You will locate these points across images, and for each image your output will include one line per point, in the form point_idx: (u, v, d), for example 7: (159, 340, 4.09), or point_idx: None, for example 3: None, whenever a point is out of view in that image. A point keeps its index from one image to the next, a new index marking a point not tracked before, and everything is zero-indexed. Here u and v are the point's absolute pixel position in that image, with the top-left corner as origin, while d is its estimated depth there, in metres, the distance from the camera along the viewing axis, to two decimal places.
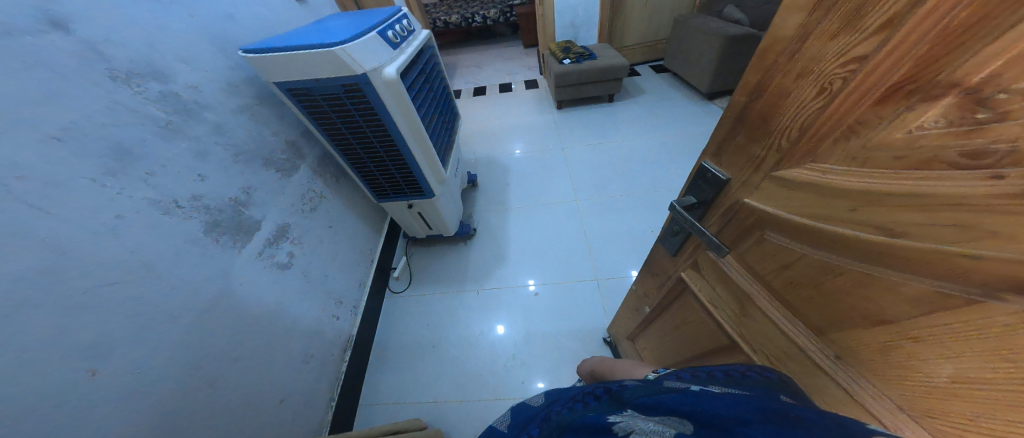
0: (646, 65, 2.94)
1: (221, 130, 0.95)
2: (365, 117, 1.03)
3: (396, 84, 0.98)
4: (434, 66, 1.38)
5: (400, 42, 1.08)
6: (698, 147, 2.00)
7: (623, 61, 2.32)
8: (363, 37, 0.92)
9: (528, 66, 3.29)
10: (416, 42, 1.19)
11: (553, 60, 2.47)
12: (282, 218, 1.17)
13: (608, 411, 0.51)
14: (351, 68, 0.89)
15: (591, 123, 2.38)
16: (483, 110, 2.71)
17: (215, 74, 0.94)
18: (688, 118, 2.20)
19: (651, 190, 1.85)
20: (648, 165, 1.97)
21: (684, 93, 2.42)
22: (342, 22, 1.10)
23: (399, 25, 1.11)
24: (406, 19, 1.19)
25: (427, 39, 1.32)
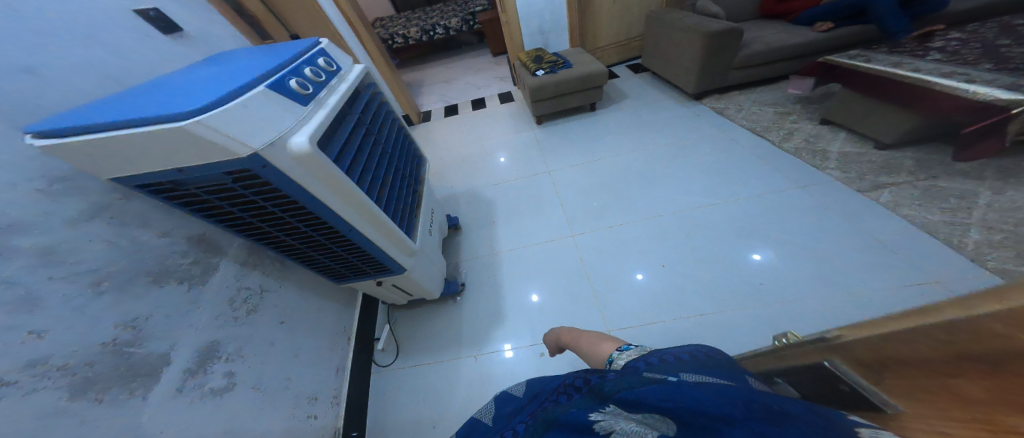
0: (623, 66, 2.73)
1: (54, 250, 0.62)
2: (282, 208, 0.74)
3: (313, 159, 0.69)
4: (382, 110, 1.10)
5: (313, 94, 0.77)
6: (701, 152, 1.76)
7: (601, 66, 2.09)
8: (243, 96, 0.60)
9: (499, 77, 3.04)
10: (342, 87, 0.89)
11: (524, 72, 2.22)
12: (209, 334, 0.86)
13: (587, 407, 0.48)
14: (224, 148, 0.56)
15: (575, 136, 2.15)
16: (455, 134, 2.45)
17: (24, 170, 0.62)
18: (681, 121, 1.98)
19: (657, 205, 1.60)
20: (648, 179, 1.72)
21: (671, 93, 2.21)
22: (223, 69, 0.77)
23: (311, 69, 0.81)
24: (323, 59, 0.88)
25: (365, 76, 1.03)
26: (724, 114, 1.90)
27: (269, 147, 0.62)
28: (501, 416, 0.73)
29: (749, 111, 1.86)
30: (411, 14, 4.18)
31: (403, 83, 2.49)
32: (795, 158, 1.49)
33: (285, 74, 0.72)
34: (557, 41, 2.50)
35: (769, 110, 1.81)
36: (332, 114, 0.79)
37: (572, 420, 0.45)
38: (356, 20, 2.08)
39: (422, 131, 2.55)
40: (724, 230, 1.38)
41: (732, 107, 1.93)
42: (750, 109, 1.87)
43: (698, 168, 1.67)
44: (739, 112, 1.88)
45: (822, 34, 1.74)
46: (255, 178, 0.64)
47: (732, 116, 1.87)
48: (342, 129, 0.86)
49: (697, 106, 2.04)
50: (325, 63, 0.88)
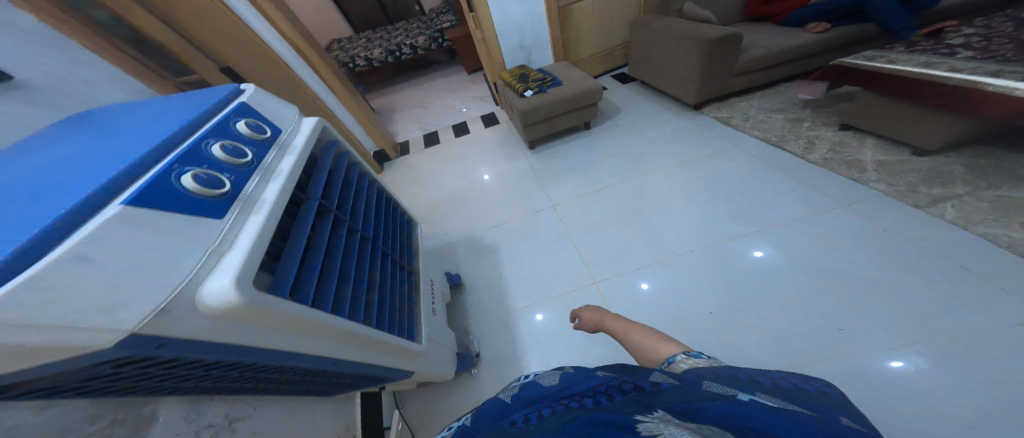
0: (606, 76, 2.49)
1: None
2: (227, 369, 0.47)
3: (254, 304, 0.42)
4: (354, 176, 0.82)
5: (235, 188, 0.50)
6: (722, 167, 1.57)
7: (593, 82, 1.80)
8: (85, 237, 0.33)
9: (479, 97, 2.80)
10: (288, 160, 0.61)
11: (508, 93, 1.92)
12: None
13: (629, 409, 0.40)
14: (51, 349, 0.29)
15: (573, 162, 1.92)
16: (438, 169, 2.16)
17: None
18: (686, 135, 1.80)
19: (687, 234, 1.39)
20: (667, 205, 1.53)
21: (669, 104, 2.01)
22: (72, 150, 0.46)
23: (225, 145, 0.52)
24: (245, 119, 0.59)
25: (321, 132, 0.75)
26: (733, 126, 1.72)
27: (161, 313, 0.35)
28: (519, 394, 0.51)
29: (762, 121, 1.67)
30: (372, 33, 3.87)
31: (373, 114, 2.20)
32: (829, 170, 1.34)
33: (177, 170, 0.44)
34: (541, 56, 2.14)
35: (780, 117, 1.65)
36: (273, 214, 0.52)
37: (609, 419, 0.37)
38: (309, 49, 1.77)
39: (396, 172, 2.24)
40: (778, 265, 1.18)
41: (737, 118, 1.75)
42: (760, 118, 1.69)
43: (720, 189, 1.49)
44: (750, 123, 1.70)
45: (818, 37, 1.53)
46: (156, 361, 0.37)
47: (741, 128, 1.69)
48: (298, 228, 0.59)
49: (700, 117, 1.85)
50: (250, 126, 0.59)
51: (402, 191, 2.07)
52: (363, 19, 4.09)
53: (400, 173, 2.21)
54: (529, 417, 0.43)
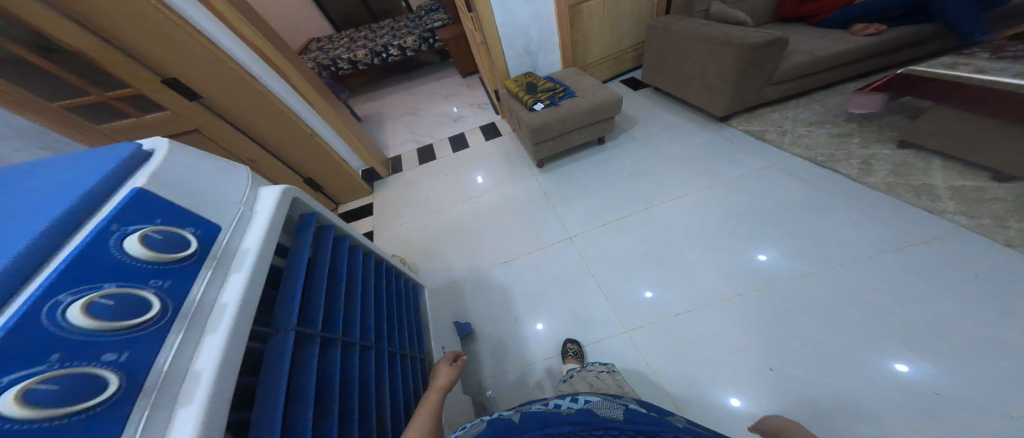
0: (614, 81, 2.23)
1: None
2: None
3: None
4: (342, 258, 0.64)
5: (139, 371, 0.30)
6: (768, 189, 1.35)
7: (613, 92, 1.55)
8: None
9: (475, 104, 2.53)
10: (240, 278, 0.41)
11: (513, 104, 1.69)
12: None
13: None
14: None
15: (586, 183, 1.67)
16: (429, 192, 1.92)
17: None
18: (717, 151, 1.55)
19: (735, 275, 1.19)
20: (704, 238, 1.32)
21: (691, 113, 1.77)
22: None
23: (107, 292, 0.30)
24: (157, 221, 0.36)
25: (290, 208, 0.53)
26: (771, 141, 1.47)
27: None
28: None
29: (806, 134, 1.43)
30: (354, 32, 3.55)
31: (358, 127, 1.95)
32: (896, 198, 1.15)
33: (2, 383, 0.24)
34: (548, 61, 1.86)
35: (825, 132, 1.41)
36: (216, 391, 0.33)
37: None
38: (277, 54, 1.48)
39: (386, 197, 1.99)
40: (856, 320, 0.98)
41: (775, 130, 1.50)
42: (803, 131, 1.44)
43: (767, 218, 1.28)
44: (792, 137, 1.44)
45: (874, 40, 1.32)
46: None
47: (782, 144, 1.44)
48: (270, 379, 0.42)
49: (729, 130, 1.59)
50: (162, 233, 0.36)
51: (392, 220, 1.85)
52: (343, 16, 3.76)
53: (390, 196, 1.99)
54: None
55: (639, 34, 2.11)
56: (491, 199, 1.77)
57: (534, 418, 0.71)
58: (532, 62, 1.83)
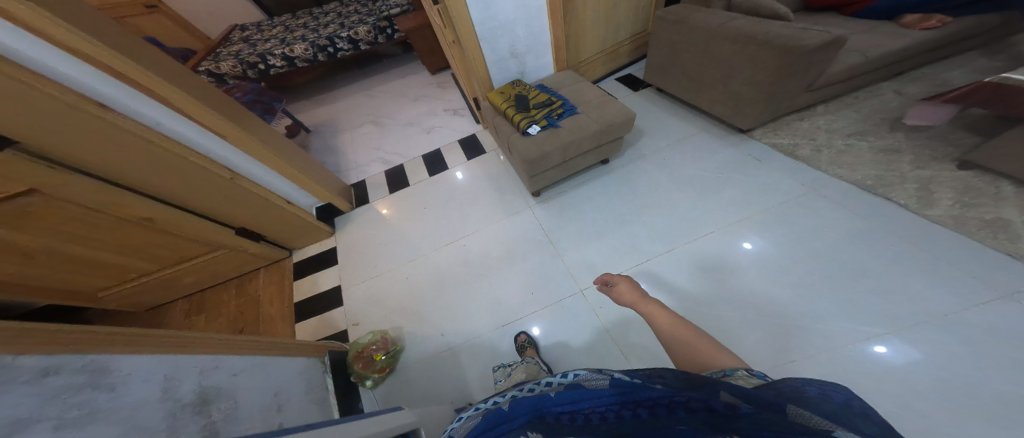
0: (609, 79, 1.91)
1: None
2: None
3: None
4: None
5: None
6: (815, 216, 1.10)
7: (623, 107, 1.27)
8: None
9: (447, 110, 2.15)
10: None
11: (501, 125, 1.37)
12: None
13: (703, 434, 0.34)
14: None
15: (589, 216, 1.41)
16: (402, 235, 1.65)
17: None
18: (740, 170, 1.30)
19: (784, 335, 0.90)
20: (749, 286, 1.02)
21: (706, 122, 1.51)
22: None
23: None
24: None
25: None
26: (803, 159, 1.22)
27: None
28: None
29: (845, 151, 1.18)
30: (293, 19, 2.95)
31: (300, 156, 1.61)
32: (970, 238, 0.92)
33: None
34: (537, 64, 1.52)
35: (867, 147, 1.16)
36: None
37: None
38: (148, 75, 1.07)
39: (355, 241, 1.72)
40: (958, 415, 0.71)
41: (807, 145, 1.25)
42: (842, 147, 1.19)
43: (820, 259, 1.01)
44: (830, 155, 1.19)
45: (930, 36, 1.09)
46: None
47: (817, 165, 1.19)
48: None
49: (752, 145, 1.34)
50: None
51: (366, 271, 1.61)
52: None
53: (358, 238, 1.72)
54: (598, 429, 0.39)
55: (638, 23, 1.80)
56: (482, 235, 1.51)
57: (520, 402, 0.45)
58: (517, 66, 1.49)
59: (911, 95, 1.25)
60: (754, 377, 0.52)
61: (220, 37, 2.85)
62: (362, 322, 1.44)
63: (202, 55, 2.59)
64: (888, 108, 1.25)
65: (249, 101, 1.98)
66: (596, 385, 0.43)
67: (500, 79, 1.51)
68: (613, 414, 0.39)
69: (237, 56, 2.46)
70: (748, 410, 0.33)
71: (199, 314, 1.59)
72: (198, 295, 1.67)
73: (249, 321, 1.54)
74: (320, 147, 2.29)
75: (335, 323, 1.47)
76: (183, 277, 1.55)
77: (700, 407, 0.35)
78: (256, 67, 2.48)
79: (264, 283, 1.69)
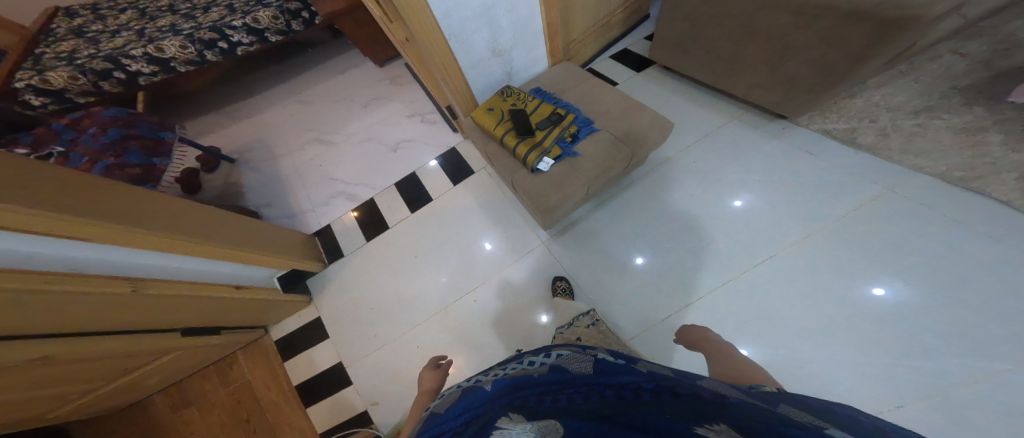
0: (603, 58, 1.56)
1: None
2: None
3: None
4: None
5: None
6: (896, 223, 0.93)
7: (655, 114, 0.99)
8: None
9: (408, 116, 1.72)
10: None
11: (497, 156, 1.05)
12: None
13: (690, 418, 0.41)
14: None
15: (621, 244, 1.17)
16: (399, 291, 1.38)
17: None
18: (791, 169, 1.10)
19: (892, 379, 0.78)
20: (829, 320, 0.88)
21: (736, 108, 1.26)
22: None
23: None
24: None
25: None
26: (869, 148, 1.03)
27: None
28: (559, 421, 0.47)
29: (914, 134, 1.00)
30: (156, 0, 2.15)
31: (235, 221, 1.22)
32: None
33: None
34: (526, 60, 1.17)
35: (942, 128, 0.98)
36: None
37: (667, 425, 0.40)
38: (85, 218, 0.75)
39: (342, 307, 1.43)
40: None
41: (870, 130, 1.05)
42: (912, 128, 1.00)
43: (912, 279, 0.86)
44: (899, 140, 1.01)
45: None
46: None
47: (890, 156, 1.00)
48: None
49: (798, 134, 1.14)
50: None
51: (364, 344, 1.35)
52: None
53: (344, 302, 1.43)
54: (559, 398, 0.55)
55: None
56: (488, 246, 1.33)
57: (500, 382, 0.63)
58: (502, 66, 1.15)
59: (969, 55, 1.05)
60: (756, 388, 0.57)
61: (39, 29, 1.98)
62: (382, 400, 1.24)
63: (12, 59, 1.78)
64: (954, 73, 1.04)
65: (117, 141, 1.29)
66: (586, 369, 0.63)
67: (483, 86, 1.18)
68: (598, 393, 0.55)
69: (76, 61, 1.74)
70: (735, 399, 0.46)
71: (187, 409, 1.31)
72: (172, 388, 1.36)
73: (252, 412, 1.29)
74: (259, 185, 1.82)
75: (348, 407, 1.26)
76: (142, 380, 1.19)
77: (682, 393, 0.50)
78: (114, 77, 1.78)
79: (249, 364, 1.40)
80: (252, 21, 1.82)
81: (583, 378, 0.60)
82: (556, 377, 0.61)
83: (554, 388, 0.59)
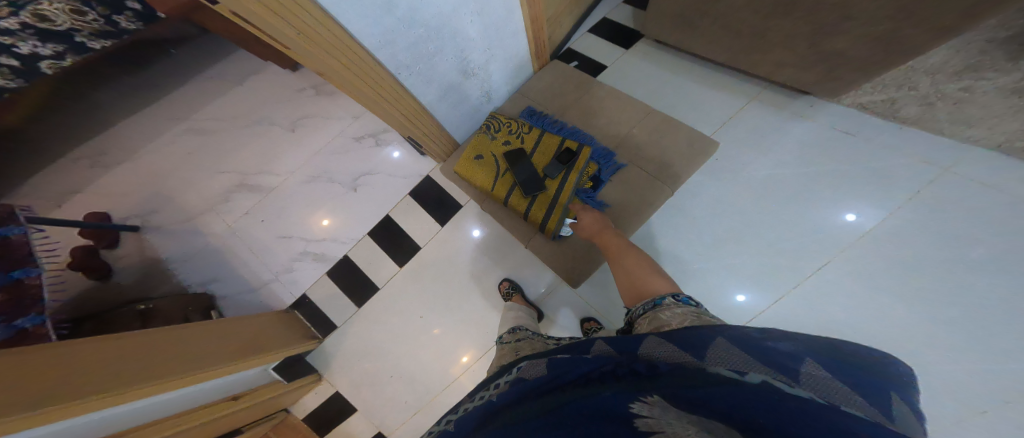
0: (581, 35, 1.29)
1: None
2: None
3: None
4: None
5: None
6: (956, 209, 0.86)
7: (691, 131, 0.84)
8: None
9: (356, 140, 1.37)
10: None
11: (503, 215, 0.86)
12: None
13: (624, 394, 0.40)
14: None
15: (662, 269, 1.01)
16: (422, 346, 1.18)
17: None
18: (830, 154, 0.99)
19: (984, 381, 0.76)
20: (905, 325, 0.83)
21: (754, 85, 1.10)
22: None
23: None
24: None
25: None
26: (917, 123, 0.93)
27: None
28: None
29: (962, 103, 0.83)
30: None
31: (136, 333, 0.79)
32: None
33: None
34: (505, 71, 0.90)
35: (989, 89, 0.77)
36: None
37: (603, 409, 0.38)
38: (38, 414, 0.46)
39: (360, 380, 1.18)
40: None
41: (912, 99, 0.89)
42: (959, 95, 0.82)
43: (978, 271, 0.82)
44: (946, 109, 0.86)
45: None
46: None
47: (939, 128, 0.91)
48: None
49: (828, 111, 1.03)
50: None
51: (398, 412, 1.14)
52: None
53: (358, 374, 1.19)
54: (506, 417, 0.46)
55: None
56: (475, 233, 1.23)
57: (465, 422, 0.52)
58: (479, 87, 0.91)
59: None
60: (681, 302, 0.61)
61: None
62: None
63: None
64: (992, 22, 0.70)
65: None
66: (541, 371, 0.53)
67: (459, 114, 0.94)
68: (547, 397, 0.46)
69: None
70: (664, 366, 0.45)
71: None
72: None
73: None
74: (196, 258, 1.46)
75: None
76: None
77: (627, 371, 0.46)
78: None
79: None
80: (37, 19, 1.05)
81: (537, 388, 0.49)
82: (517, 392, 0.51)
83: (505, 411, 0.48)
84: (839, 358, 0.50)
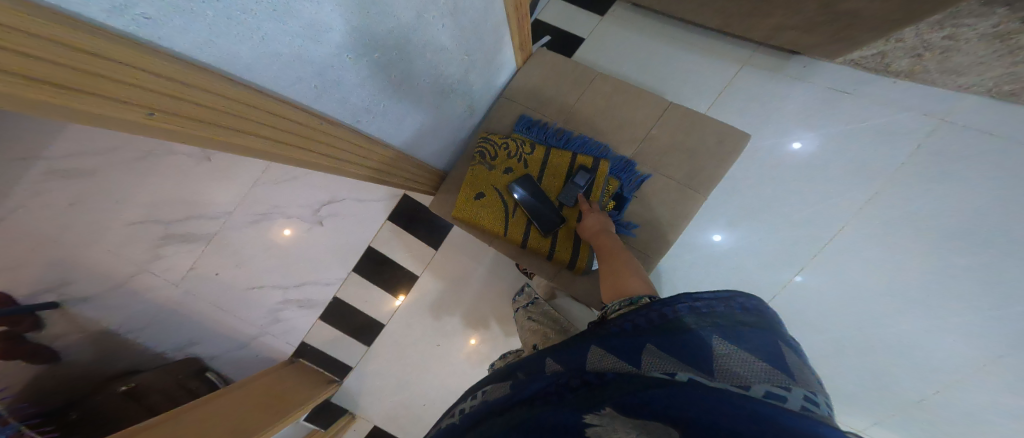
0: None
1: None
2: None
3: None
4: None
5: None
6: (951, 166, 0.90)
7: (718, 123, 0.75)
8: None
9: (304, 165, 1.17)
10: None
11: (521, 255, 0.78)
12: None
13: (575, 407, 0.37)
14: None
15: (679, 263, 1.01)
16: (448, 367, 1.16)
17: None
18: (830, 120, 0.97)
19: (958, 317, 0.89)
20: (894, 280, 0.92)
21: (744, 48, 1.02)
22: None
23: None
24: None
25: None
26: (909, 75, 0.92)
27: None
28: None
29: (949, 52, 0.81)
30: None
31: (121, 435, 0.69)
32: None
33: None
34: (482, 81, 0.77)
35: (972, 35, 0.75)
36: None
37: (549, 421, 0.35)
38: None
39: (395, 412, 1.18)
40: None
41: (902, 52, 0.85)
42: (946, 44, 0.79)
43: (954, 222, 0.90)
44: (934, 59, 0.84)
45: None
46: None
47: (930, 79, 0.90)
48: None
49: (823, 71, 0.98)
50: None
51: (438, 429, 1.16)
52: None
53: (390, 405, 1.18)
54: None
55: None
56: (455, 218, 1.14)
57: None
58: (453, 103, 0.73)
59: None
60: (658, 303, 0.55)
61: None
62: None
63: None
64: None
65: None
66: (501, 391, 0.49)
67: (438, 139, 0.80)
68: (496, 421, 0.42)
69: None
70: (611, 375, 0.42)
71: None
72: None
73: None
74: (155, 328, 1.21)
75: None
76: None
77: (580, 382, 0.43)
78: None
79: None
80: None
81: (493, 409, 0.45)
82: (475, 416, 0.47)
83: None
84: (745, 323, 0.45)
